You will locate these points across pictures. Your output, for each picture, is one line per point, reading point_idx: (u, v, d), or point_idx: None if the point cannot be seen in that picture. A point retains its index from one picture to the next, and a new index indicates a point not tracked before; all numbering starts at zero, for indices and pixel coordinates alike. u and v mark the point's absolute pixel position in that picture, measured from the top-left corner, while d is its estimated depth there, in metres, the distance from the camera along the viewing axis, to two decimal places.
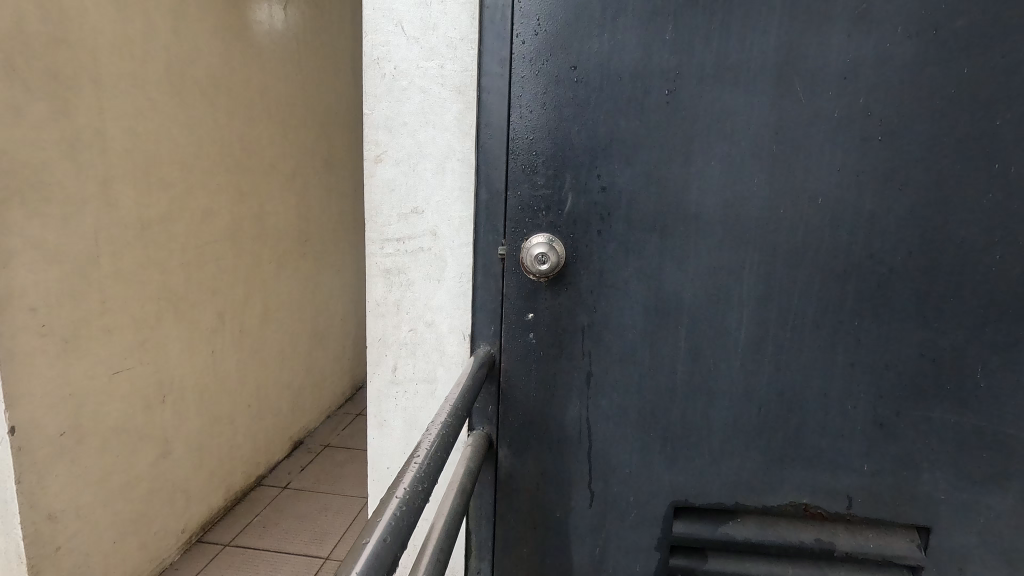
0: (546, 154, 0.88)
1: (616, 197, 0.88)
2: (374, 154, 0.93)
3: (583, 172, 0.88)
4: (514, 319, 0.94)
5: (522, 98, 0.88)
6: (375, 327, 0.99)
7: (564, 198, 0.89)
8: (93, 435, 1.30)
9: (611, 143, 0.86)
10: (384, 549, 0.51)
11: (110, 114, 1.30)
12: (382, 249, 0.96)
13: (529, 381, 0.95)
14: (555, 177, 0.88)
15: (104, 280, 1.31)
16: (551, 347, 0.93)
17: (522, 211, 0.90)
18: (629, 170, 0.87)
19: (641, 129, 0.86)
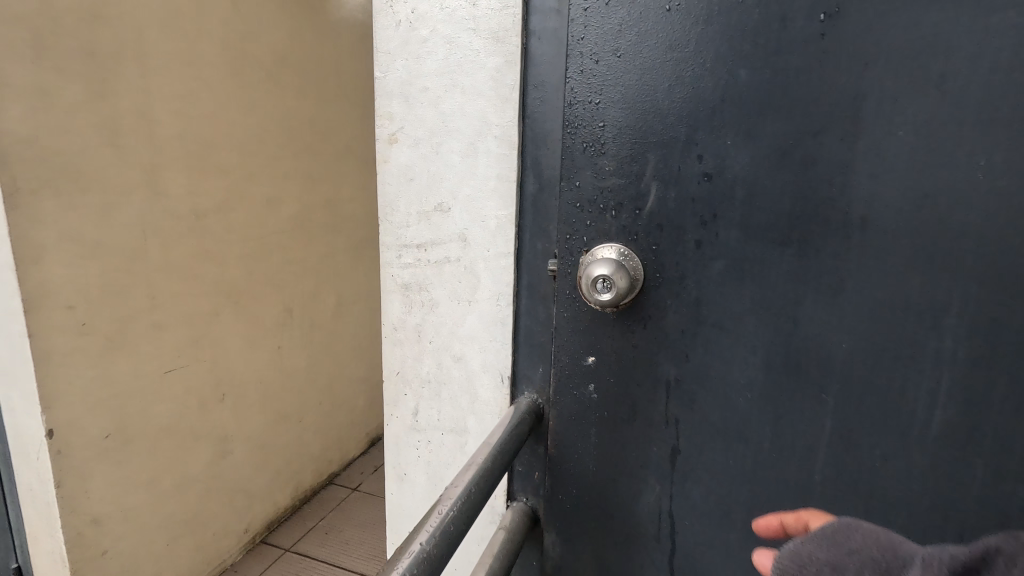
0: (619, 126, 0.59)
1: (728, 191, 0.56)
2: (388, 132, 0.71)
3: (676, 150, 0.57)
4: (568, 364, 0.66)
5: (584, 42, 0.59)
6: (393, 357, 0.77)
7: (644, 193, 0.59)
8: (141, 436, 1.25)
9: (723, 103, 0.54)
10: None
11: (158, 96, 1.21)
12: (399, 258, 0.73)
13: (587, 449, 0.68)
14: (632, 159, 0.59)
15: (152, 275, 1.24)
16: (618, 406, 0.65)
17: (582, 211, 0.62)
18: (751, 148, 0.54)
19: (775, 79, 0.53)
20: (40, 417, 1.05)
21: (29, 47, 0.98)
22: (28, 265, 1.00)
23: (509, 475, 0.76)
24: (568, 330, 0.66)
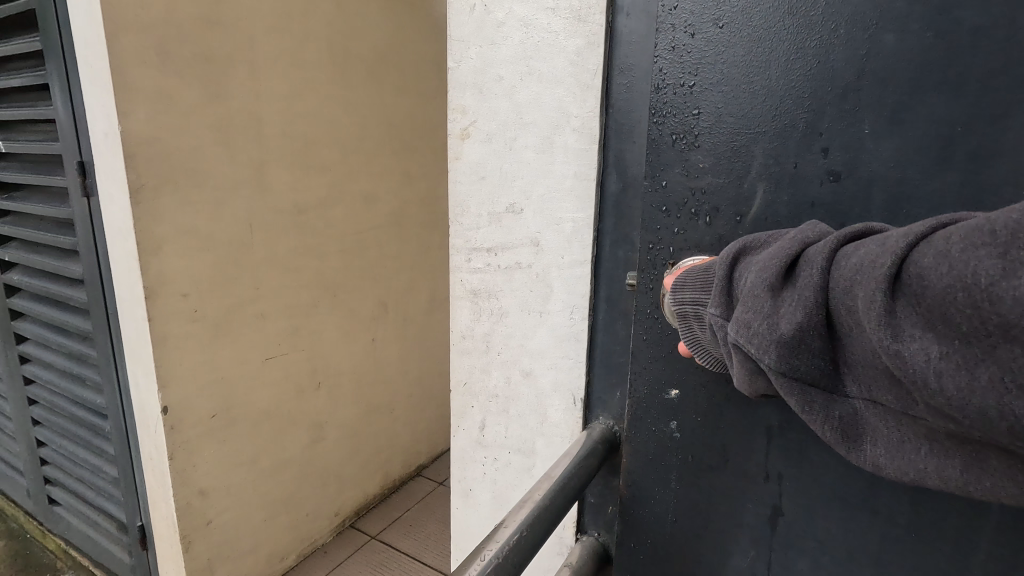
0: (719, 114, 0.48)
1: (864, 195, 0.43)
2: (459, 126, 0.66)
3: (793, 142, 0.46)
4: (645, 393, 0.57)
5: (676, 11, 0.49)
6: (460, 367, 0.73)
7: (748, 195, 0.48)
8: (244, 417, 1.34)
9: (859, 81, 0.42)
10: None
11: (266, 96, 1.27)
12: (469, 262, 0.69)
13: (666, 497, 0.58)
14: (736, 154, 0.48)
15: (257, 268, 1.31)
16: (706, 451, 0.54)
17: (672, 216, 0.52)
18: (899, 139, 0.42)
19: (941, 44, 0.39)
20: (156, 395, 1.15)
21: (153, 55, 1.06)
22: (148, 256, 1.10)
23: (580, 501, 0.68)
24: (648, 354, 0.56)
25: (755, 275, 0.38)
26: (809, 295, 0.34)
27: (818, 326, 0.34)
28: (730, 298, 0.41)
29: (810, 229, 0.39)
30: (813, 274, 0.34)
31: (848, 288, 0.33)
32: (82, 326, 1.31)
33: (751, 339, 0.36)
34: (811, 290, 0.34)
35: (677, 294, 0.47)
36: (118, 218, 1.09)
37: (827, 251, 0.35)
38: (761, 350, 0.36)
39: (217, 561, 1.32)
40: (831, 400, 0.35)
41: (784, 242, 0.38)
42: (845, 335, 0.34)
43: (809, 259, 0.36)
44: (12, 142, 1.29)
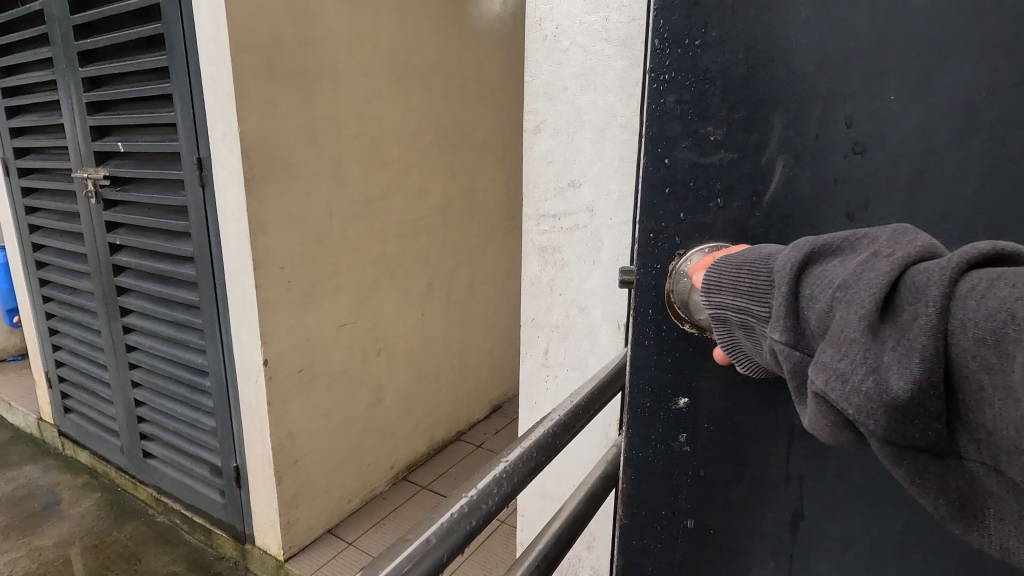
0: (731, 77, 0.53)
1: (888, 164, 0.49)
2: (533, 124, 0.89)
3: (814, 117, 0.51)
4: (651, 407, 0.64)
5: None
6: (529, 307, 0.96)
7: (766, 172, 0.54)
8: (323, 375, 1.58)
9: (876, 56, 0.48)
10: (423, 553, 0.44)
11: (344, 102, 1.52)
12: (538, 226, 0.92)
13: (676, 503, 0.65)
14: (750, 127, 0.53)
15: (335, 248, 1.56)
16: (714, 459, 0.62)
17: (686, 194, 0.58)
18: (922, 111, 0.48)
19: (959, 14, 0.45)
20: (260, 350, 1.39)
21: (265, 69, 1.31)
22: (256, 235, 1.34)
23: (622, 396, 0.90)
24: (654, 365, 0.63)
25: (849, 311, 0.35)
26: (923, 346, 0.32)
27: (935, 385, 0.31)
28: (804, 328, 0.39)
29: (903, 251, 0.36)
30: (930, 317, 0.31)
31: (983, 343, 0.30)
32: (188, 297, 1.56)
33: (850, 391, 0.34)
34: (927, 340, 0.31)
35: (710, 294, 0.47)
36: (231, 203, 1.33)
37: (942, 291, 0.32)
38: (863, 408, 0.34)
39: (300, 497, 1.56)
40: (939, 459, 0.33)
41: (880, 264, 0.35)
42: (968, 393, 0.31)
43: (913, 297, 0.33)
44: (133, 143, 1.55)
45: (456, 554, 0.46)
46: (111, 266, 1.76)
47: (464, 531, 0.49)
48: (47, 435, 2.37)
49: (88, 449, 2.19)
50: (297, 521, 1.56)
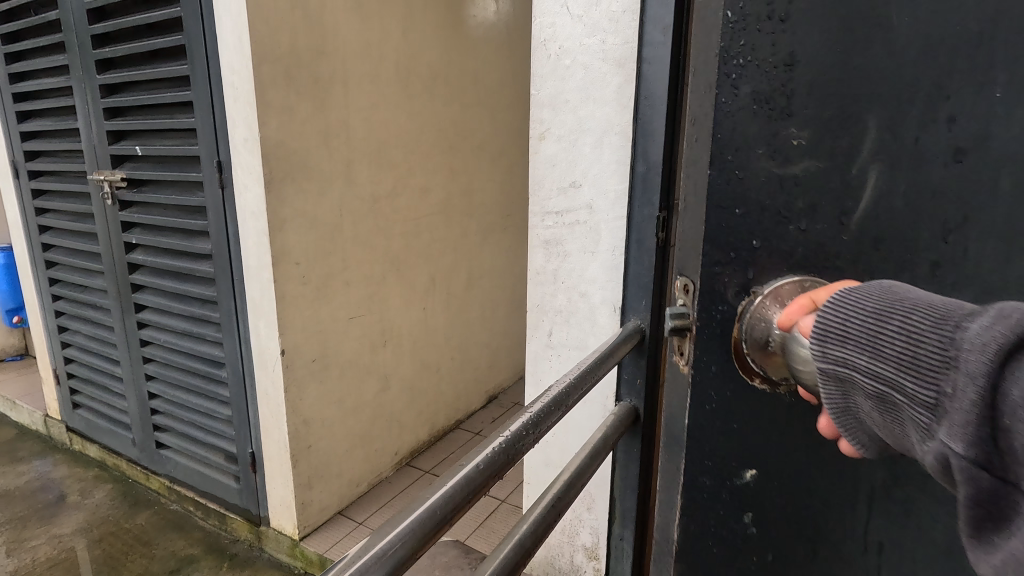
0: (811, 64, 0.42)
1: (1005, 174, 0.37)
2: (538, 131, 1.00)
3: (916, 113, 0.39)
4: (712, 486, 0.54)
5: None
6: (534, 294, 1.07)
7: (855, 185, 0.42)
8: (334, 364, 1.68)
9: (995, 29, 0.36)
10: (474, 473, 0.61)
11: (353, 109, 1.62)
12: (543, 221, 1.03)
13: None
14: (840, 126, 0.41)
15: (345, 244, 1.66)
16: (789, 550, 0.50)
17: (758, 206, 0.46)
18: None
19: None
20: (277, 340, 1.49)
21: (282, 78, 1.41)
22: (275, 232, 1.44)
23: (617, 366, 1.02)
24: (714, 430, 0.53)
25: None
26: None
27: None
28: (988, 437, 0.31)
29: None
30: None
31: None
32: (205, 292, 1.65)
33: None
34: None
35: (827, 345, 0.38)
36: (251, 203, 1.43)
37: None
38: None
39: (314, 480, 1.66)
40: None
41: None
42: None
43: None
44: (151, 147, 1.63)
45: (497, 475, 0.64)
46: (126, 264, 1.84)
47: (503, 462, 0.66)
48: (54, 431, 2.42)
49: (98, 443, 2.25)
50: (311, 503, 1.66)
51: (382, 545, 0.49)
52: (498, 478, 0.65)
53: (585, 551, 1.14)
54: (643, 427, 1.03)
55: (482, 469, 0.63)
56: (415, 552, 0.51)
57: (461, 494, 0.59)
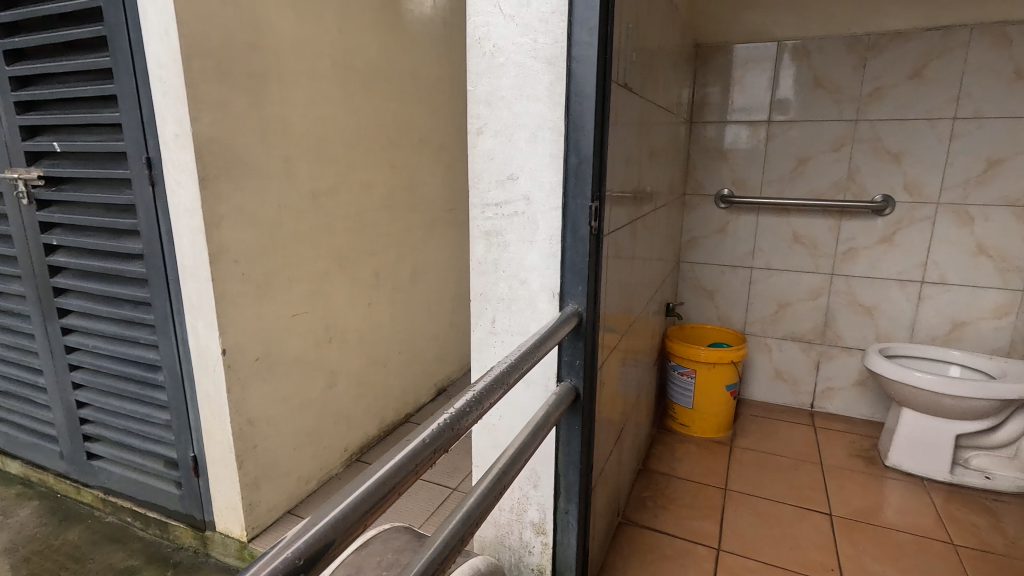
0: None
1: None
2: (476, 126, 1.04)
3: None
4: None
5: None
6: (477, 283, 1.11)
7: None
8: (279, 363, 1.66)
9: None
10: (420, 448, 0.67)
11: (290, 104, 1.60)
12: (483, 213, 1.07)
13: None
14: None
15: (286, 241, 1.64)
16: None
17: None
18: None
19: None
20: (218, 339, 1.47)
21: (215, 73, 1.38)
22: (212, 229, 1.41)
23: (558, 348, 1.08)
24: None
25: None
26: None
27: None
28: None
29: None
30: None
31: None
32: (136, 294, 1.59)
33: None
34: None
35: None
36: (186, 201, 1.39)
37: None
38: None
39: (261, 479, 1.64)
40: None
41: None
42: None
43: None
44: (71, 143, 1.55)
45: (442, 449, 0.70)
46: (46, 267, 1.74)
47: (449, 436, 0.73)
48: None
49: (19, 459, 2.12)
50: (259, 503, 1.64)
51: (342, 507, 0.55)
52: (442, 452, 0.71)
53: (532, 527, 1.19)
54: (583, 404, 1.10)
55: (427, 444, 0.69)
56: (370, 514, 0.58)
57: (410, 463, 0.65)
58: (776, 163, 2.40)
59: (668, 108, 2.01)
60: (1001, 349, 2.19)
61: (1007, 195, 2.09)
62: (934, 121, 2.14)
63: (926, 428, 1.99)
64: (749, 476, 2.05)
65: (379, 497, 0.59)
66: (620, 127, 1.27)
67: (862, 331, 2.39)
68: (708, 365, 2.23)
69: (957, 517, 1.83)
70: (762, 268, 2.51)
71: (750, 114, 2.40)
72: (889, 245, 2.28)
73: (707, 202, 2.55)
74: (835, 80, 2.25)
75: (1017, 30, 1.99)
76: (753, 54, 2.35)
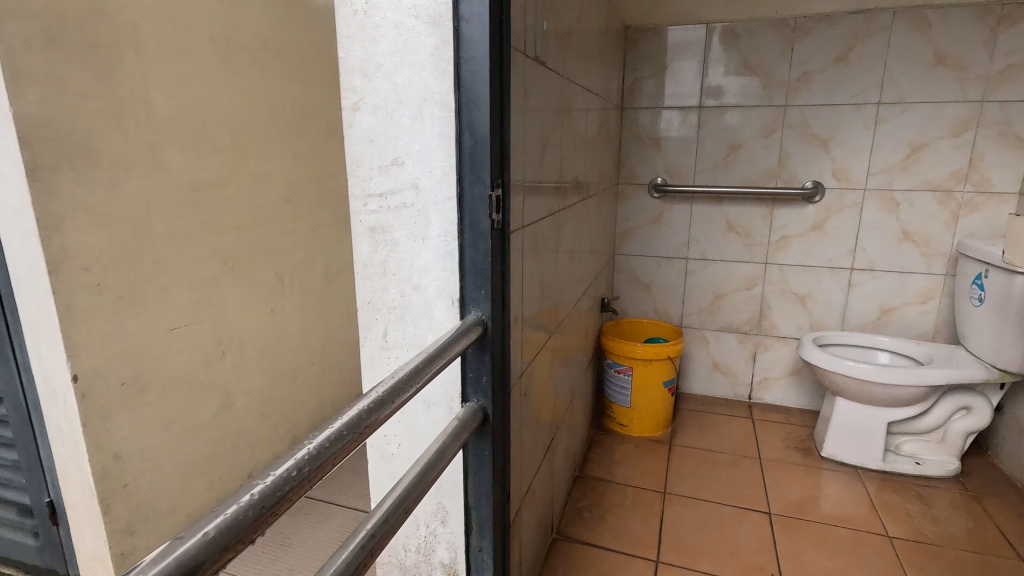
0: None
1: None
2: (351, 101, 0.86)
3: None
4: None
5: None
6: (363, 290, 0.93)
7: None
8: (154, 386, 1.42)
9: None
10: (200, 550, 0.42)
11: (155, 81, 1.36)
12: (366, 206, 0.89)
13: None
14: None
15: (157, 243, 1.40)
16: None
17: None
18: None
19: None
20: (66, 364, 1.22)
21: (42, 40, 1.13)
22: (49, 232, 1.16)
23: (461, 364, 0.92)
24: None
25: None
26: None
27: None
28: None
29: None
30: None
31: None
32: None
33: None
34: None
35: None
36: (12, 197, 1.14)
37: None
38: None
39: (136, 522, 1.40)
40: None
41: None
42: None
43: None
44: None
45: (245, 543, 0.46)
46: None
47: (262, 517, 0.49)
48: None
49: None
50: (134, 551, 1.40)
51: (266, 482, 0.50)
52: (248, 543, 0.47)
53: (442, 569, 1.03)
54: (495, 425, 0.95)
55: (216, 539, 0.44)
56: (243, 539, 0.46)
57: (258, 508, 0.48)
58: (708, 150, 2.33)
59: (596, 91, 1.88)
60: (927, 334, 2.21)
61: (930, 180, 2.10)
62: (860, 106, 2.12)
63: (860, 416, 1.97)
64: (688, 475, 1.97)
65: (204, 562, 0.42)
66: (533, 105, 1.11)
67: (796, 319, 2.37)
68: (645, 362, 2.13)
69: (891, 506, 1.82)
70: (697, 258, 2.44)
71: (682, 99, 2.31)
72: (821, 232, 2.26)
73: (641, 192, 2.45)
74: (764, 64, 2.20)
75: (936, 14, 1.98)
76: (683, 36, 2.26)
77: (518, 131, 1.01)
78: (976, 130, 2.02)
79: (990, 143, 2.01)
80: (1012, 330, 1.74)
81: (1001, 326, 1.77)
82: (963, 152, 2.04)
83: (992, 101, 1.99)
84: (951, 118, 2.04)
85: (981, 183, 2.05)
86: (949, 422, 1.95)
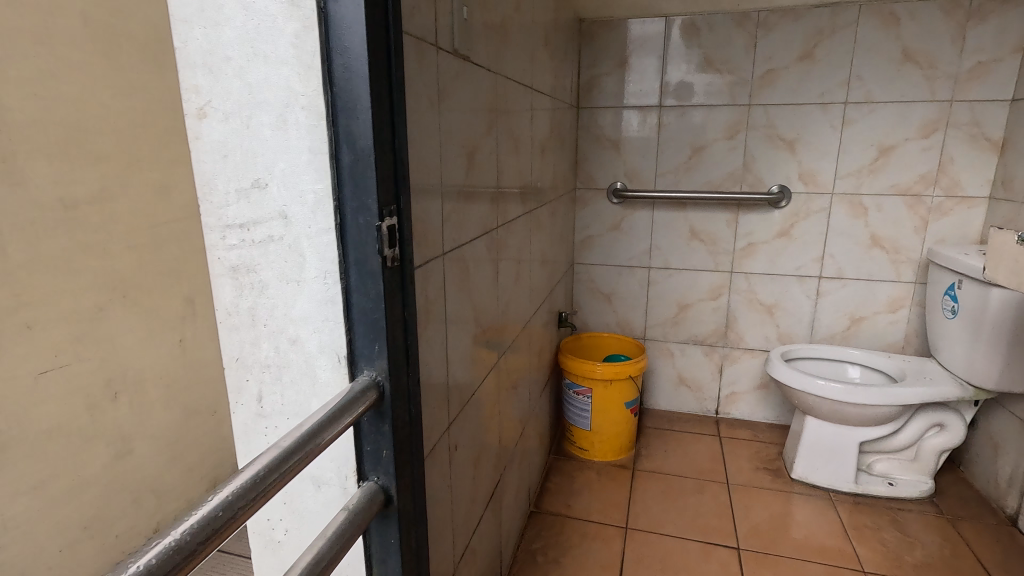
0: None
1: None
2: (195, 106, 0.66)
3: None
4: None
5: None
6: (229, 344, 0.74)
7: None
8: (19, 442, 1.20)
9: None
10: None
11: (7, 79, 1.13)
12: (224, 240, 0.70)
13: None
14: None
15: (17, 272, 1.17)
16: None
17: None
18: None
19: None
20: None
21: None
22: None
23: (356, 435, 0.74)
24: None
25: None
26: None
27: None
28: None
29: None
30: None
31: None
32: None
33: None
34: None
35: None
36: None
37: None
38: None
39: None
40: None
41: None
42: None
43: None
44: None
45: None
46: None
47: None
48: None
49: None
50: None
51: (244, 479, 0.51)
52: None
53: None
54: (403, 506, 0.77)
55: None
56: None
57: None
58: (670, 153, 2.19)
59: (546, 90, 1.71)
60: (897, 344, 2.11)
61: (898, 183, 1.99)
62: (826, 106, 2.00)
63: (831, 436, 1.85)
64: (651, 506, 1.82)
65: None
66: (452, 108, 0.93)
67: (763, 330, 2.25)
68: (606, 383, 1.97)
69: (865, 532, 1.70)
70: (661, 267, 2.30)
71: (642, 98, 2.16)
72: (788, 239, 2.14)
73: (600, 197, 2.30)
74: (726, 61, 2.06)
75: (904, 8, 1.87)
76: (641, 31, 2.11)
77: (427, 141, 0.83)
78: (946, 130, 1.92)
79: (960, 144, 1.92)
80: (987, 344, 1.64)
81: (975, 341, 1.67)
82: (932, 154, 1.95)
83: (961, 101, 1.89)
84: (919, 119, 1.93)
85: (951, 187, 1.95)
86: (922, 439, 1.84)
